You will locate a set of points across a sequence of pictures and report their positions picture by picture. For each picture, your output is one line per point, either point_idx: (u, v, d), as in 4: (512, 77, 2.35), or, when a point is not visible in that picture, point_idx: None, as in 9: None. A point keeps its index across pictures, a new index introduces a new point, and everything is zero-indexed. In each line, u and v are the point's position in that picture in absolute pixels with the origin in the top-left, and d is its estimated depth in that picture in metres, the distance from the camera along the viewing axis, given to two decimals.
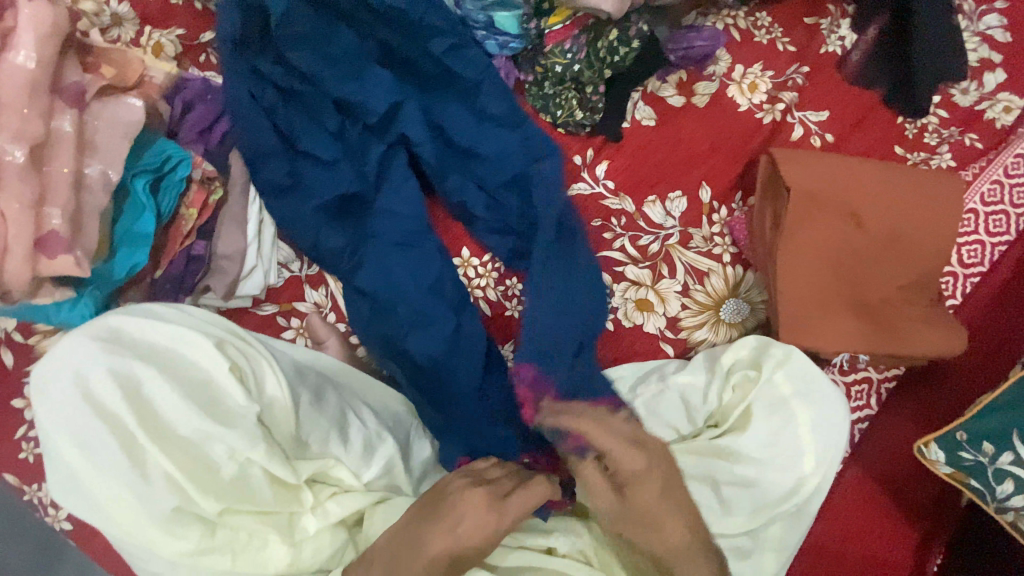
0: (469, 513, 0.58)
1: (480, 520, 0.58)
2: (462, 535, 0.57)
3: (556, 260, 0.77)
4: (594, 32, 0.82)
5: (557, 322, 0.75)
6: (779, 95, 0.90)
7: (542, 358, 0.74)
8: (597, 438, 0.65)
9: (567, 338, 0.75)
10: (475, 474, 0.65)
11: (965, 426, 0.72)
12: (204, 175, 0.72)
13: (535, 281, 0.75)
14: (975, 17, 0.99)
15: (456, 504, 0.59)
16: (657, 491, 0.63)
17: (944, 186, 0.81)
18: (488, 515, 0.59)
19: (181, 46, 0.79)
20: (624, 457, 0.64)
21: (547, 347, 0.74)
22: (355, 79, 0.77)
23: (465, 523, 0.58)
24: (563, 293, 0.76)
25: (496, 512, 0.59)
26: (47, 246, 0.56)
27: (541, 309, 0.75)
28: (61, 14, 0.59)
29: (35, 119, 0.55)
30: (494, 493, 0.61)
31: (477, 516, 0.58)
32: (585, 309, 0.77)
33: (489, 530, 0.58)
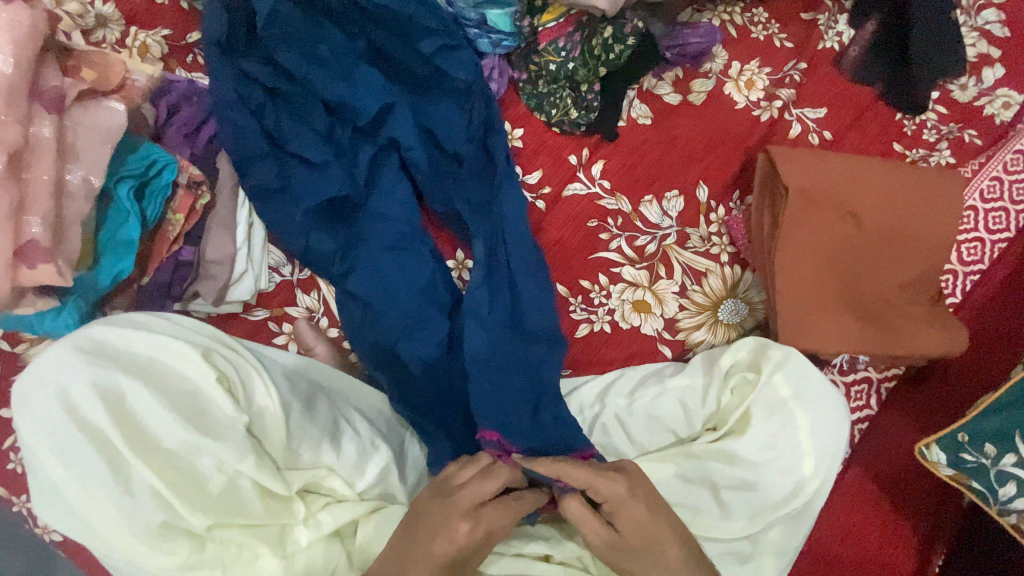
0: (443, 526, 0.55)
1: (453, 531, 0.55)
2: (440, 549, 0.54)
3: (501, 320, 0.74)
4: (589, 29, 0.80)
5: (504, 387, 0.72)
6: (776, 92, 0.89)
7: (502, 422, 0.70)
8: (568, 473, 0.61)
9: (517, 398, 0.72)
10: (445, 481, 0.60)
11: (967, 427, 0.71)
12: (192, 178, 0.70)
13: (477, 345, 0.72)
14: (974, 12, 0.98)
15: (432, 515, 0.56)
16: (645, 510, 0.60)
17: (944, 183, 0.80)
18: (463, 526, 0.55)
19: (167, 47, 0.77)
20: (604, 487, 0.60)
21: (503, 413, 0.71)
22: (345, 81, 0.75)
23: (441, 536, 0.54)
24: (510, 351, 0.73)
25: (469, 523, 0.55)
26: (28, 255, 0.55)
27: (483, 375, 0.71)
28: (40, 16, 0.57)
29: (14, 126, 0.54)
30: (468, 501, 0.57)
31: (451, 529, 0.55)
32: (535, 359, 0.73)
33: (464, 541, 0.55)
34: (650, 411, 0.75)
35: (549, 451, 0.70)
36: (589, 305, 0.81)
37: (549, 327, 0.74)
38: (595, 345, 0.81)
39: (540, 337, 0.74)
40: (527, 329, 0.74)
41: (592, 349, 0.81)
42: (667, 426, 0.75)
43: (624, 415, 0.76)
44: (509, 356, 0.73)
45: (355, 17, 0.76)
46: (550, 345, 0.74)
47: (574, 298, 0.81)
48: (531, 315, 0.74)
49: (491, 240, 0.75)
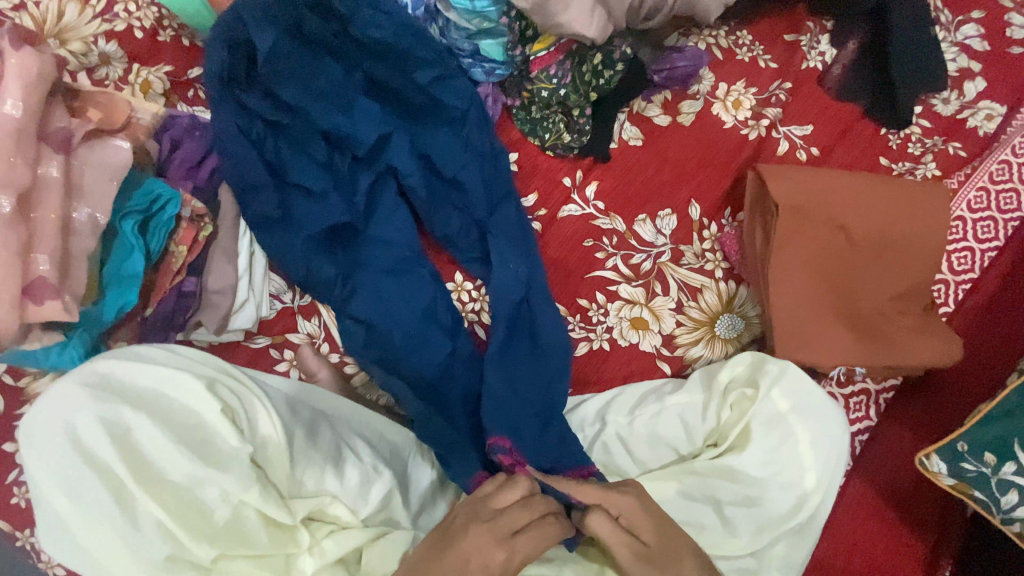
0: (477, 552, 0.54)
1: (488, 559, 0.53)
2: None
3: (520, 331, 0.77)
4: (579, 56, 0.82)
5: (520, 395, 0.74)
6: (763, 111, 0.91)
7: (513, 430, 0.72)
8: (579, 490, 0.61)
9: (529, 411, 0.74)
10: (481, 504, 0.59)
11: (965, 436, 0.72)
12: (195, 213, 0.72)
13: (498, 351, 0.75)
14: (953, 27, 1.02)
15: (464, 541, 0.54)
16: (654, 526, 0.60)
17: (932, 195, 0.82)
18: (498, 553, 0.54)
19: (170, 82, 0.79)
20: (618, 501, 0.61)
21: (515, 420, 0.73)
22: (343, 112, 0.78)
23: (475, 562, 0.53)
24: (524, 363, 0.76)
25: (506, 551, 0.54)
26: (36, 292, 0.56)
27: (501, 382, 0.74)
28: (47, 61, 0.59)
29: (22, 167, 0.55)
30: (506, 528, 0.56)
31: (487, 555, 0.53)
32: (551, 373, 0.76)
33: (498, 570, 0.53)
34: (652, 429, 0.76)
35: (555, 467, 0.72)
36: (587, 323, 0.82)
37: (561, 337, 0.77)
38: (595, 365, 0.82)
39: (549, 350, 0.77)
40: (536, 341, 0.77)
41: (591, 369, 0.81)
42: (669, 444, 0.75)
43: (625, 434, 0.76)
44: (527, 366, 0.76)
45: (352, 51, 0.79)
46: (562, 355, 0.77)
47: (572, 318, 0.82)
48: (544, 325, 0.77)
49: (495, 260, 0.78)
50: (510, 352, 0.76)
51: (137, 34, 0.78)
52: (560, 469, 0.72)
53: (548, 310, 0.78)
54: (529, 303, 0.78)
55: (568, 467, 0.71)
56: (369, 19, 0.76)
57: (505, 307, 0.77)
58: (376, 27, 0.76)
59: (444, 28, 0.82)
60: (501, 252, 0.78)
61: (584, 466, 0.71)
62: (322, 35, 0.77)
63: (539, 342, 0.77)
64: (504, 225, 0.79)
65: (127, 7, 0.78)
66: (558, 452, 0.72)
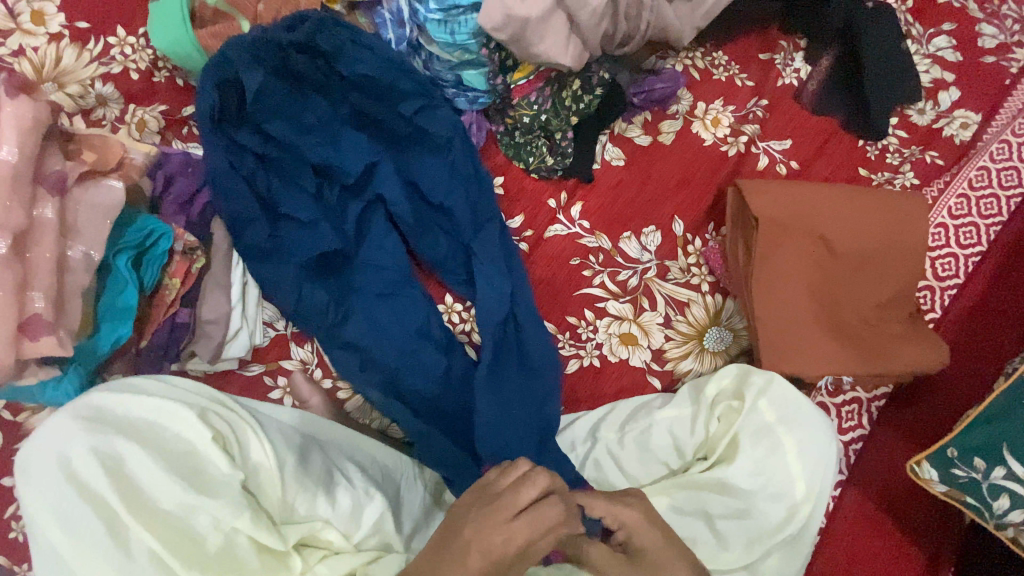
0: (474, 537, 0.50)
1: (486, 544, 0.49)
2: (473, 564, 0.48)
3: (508, 356, 0.78)
4: (558, 83, 0.86)
5: (509, 417, 0.75)
6: (741, 128, 0.94)
7: (511, 452, 0.73)
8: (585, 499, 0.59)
9: (524, 430, 0.75)
10: (483, 489, 0.54)
11: (955, 442, 0.72)
12: (187, 245, 0.74)
13: (489, 374, 0.76)
14: (925, 40, 1.04)
15: (462, 531, 0.50)
16: (661, 537, 0.59)
17: (909, 205, 0.83)
18: (497, 536, 0.49)
19: (164, 121, 0.82)
20: (621, 514, 0.59)
21: (506, 441, 0.74)
22: (330, 144, 0.81)
23: (474, 549, 0.49)
24: (516, 383, 0.77)
25: (505, 534, 0.49)
26: (30, 329, 0.58)
27: (493, 409, 0.74)
28: (42, 107, 0.62)
29: (18, 210, 0.57)
30: (504, 510, 0.51)
31: (485, 540, 0.49)
32: (541, 394, 0.77)
33: (500, 555, 0.49)
34: (644, 442, 0.76)
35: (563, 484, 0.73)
36: (577, 340, 0.83)
37: (547, 351, 0.78)
38: (585, 382, 0.83)
39: (539, 366, 0.78)
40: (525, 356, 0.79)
41: (582, 386, 0.83)
42: (661, 457, 0.76)
43: (617, 448, 0.77)
44: (516, 388, 0.77)
45: (339, 86, 0.82)
46: (551, 370, 0.78)
47: (562, 335, 0.83)
48: (531, 342, 0.79)
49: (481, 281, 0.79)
50: (500, 373, 0.77)
51: (133, 76, 0.81)
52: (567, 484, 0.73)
53: (534, 326, 0.79)
54: (514, 320, 0.80)
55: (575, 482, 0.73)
56: (354, 56, 0.79)
57: (492, 326, 0.78)
58: (360, 63, 0.79)
59: (428, 61, 0.85)
60: (489, 273, 0.80)
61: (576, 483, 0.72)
62: (309, 74, 0.80)
63: (527, 358, 0.79)
64: (490, 247, 0.81)
65: (123, 50, 0.82)
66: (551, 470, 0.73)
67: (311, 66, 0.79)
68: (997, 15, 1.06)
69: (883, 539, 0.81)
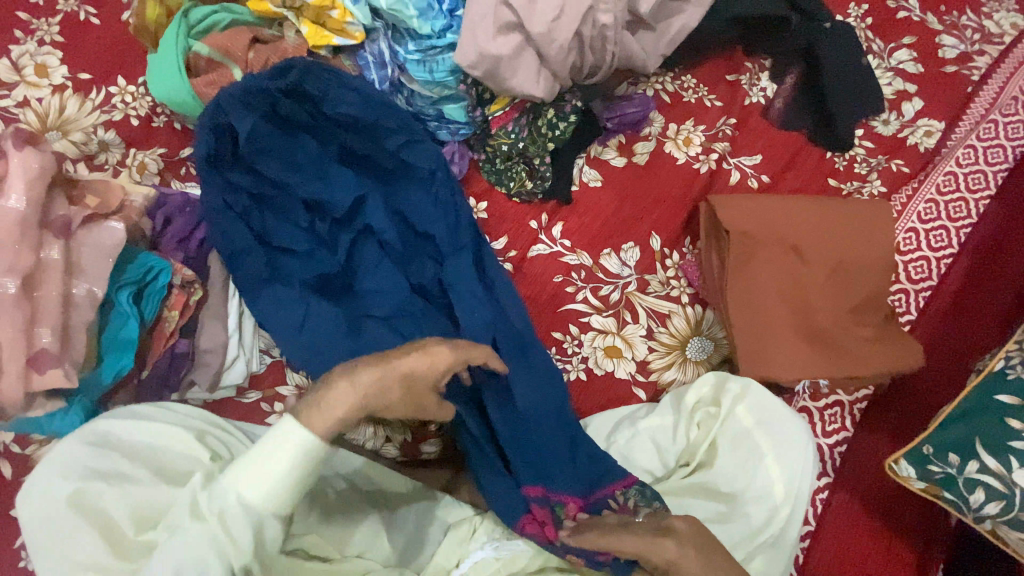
0: (426, 345, 0.63)
1: (435, 350, 0.62)
2: (423, 360, 0.61)
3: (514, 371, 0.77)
4: (533, 112, 0.91)
5: (536, 428, 0.76)
6: (712, 146, 0.98)
7: (544, 476, 0.75)
8: (620, 546, 0.64)
9: (558, 438, 0.76)
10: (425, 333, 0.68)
11: (929, 439, 0.74)
12: (184, 279, 0.78)
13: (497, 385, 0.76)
14: (886, 54, 1.09)
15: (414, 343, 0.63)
16: (696, 552, 0.62)
17: (865, 210, 0.88)
18: (444, 347, 0.63)
19: (163, 162, 0.87)
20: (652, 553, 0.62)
21: (540, 455, 0.75)
22: (319, 180, 0.86)
23: (425, 352, 0.62)
24: (533, 397, 0.77)
25: (450, 346, 0.64)
26: (38, 363, 0.61)
27: (516, 418, 0.76)
28: (47, 157, 0.66)
29: (26, 253, 0.61)
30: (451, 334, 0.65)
31: (435, 346, 0.63)
32: (558, 397, 0.79)
33: (442, 361, 0.62)
34: (631, 454, 0.79)
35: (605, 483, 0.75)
36: (563, 355, 0.87)
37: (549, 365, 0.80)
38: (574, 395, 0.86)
39: (550, 374, 0.80)
40: (534, 367, 0.79)
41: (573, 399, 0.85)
42: (646, 465, 0.79)
43: None
44: (531, 396, 0.77)
45: (325, 126, 0.86)
46: (558, 384, 0.79)
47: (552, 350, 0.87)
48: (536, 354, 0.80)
49: (480, 300, 0.81)
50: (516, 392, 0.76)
51: (133, 123, 0.86)
52: (604, 481, 0.75)
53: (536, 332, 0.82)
54: (519, 331, 0.81)
55: (608, 482, 0.75)
56: (337, 98, 0.83)
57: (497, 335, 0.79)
58: (344, 104, 0.83)
59: (410, 97, 0.90)
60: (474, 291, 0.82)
61: (602, 489, 0.75)
62: (296, 116, 0.85)
63: (536, 366, 0.79)
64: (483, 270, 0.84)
65: (123, 98, 0.87)
66: (579, 476, 0.76)
67: (299, 110, 0.84)
68: (956, 26, 1.11)
69: (874, 537, 0.83)
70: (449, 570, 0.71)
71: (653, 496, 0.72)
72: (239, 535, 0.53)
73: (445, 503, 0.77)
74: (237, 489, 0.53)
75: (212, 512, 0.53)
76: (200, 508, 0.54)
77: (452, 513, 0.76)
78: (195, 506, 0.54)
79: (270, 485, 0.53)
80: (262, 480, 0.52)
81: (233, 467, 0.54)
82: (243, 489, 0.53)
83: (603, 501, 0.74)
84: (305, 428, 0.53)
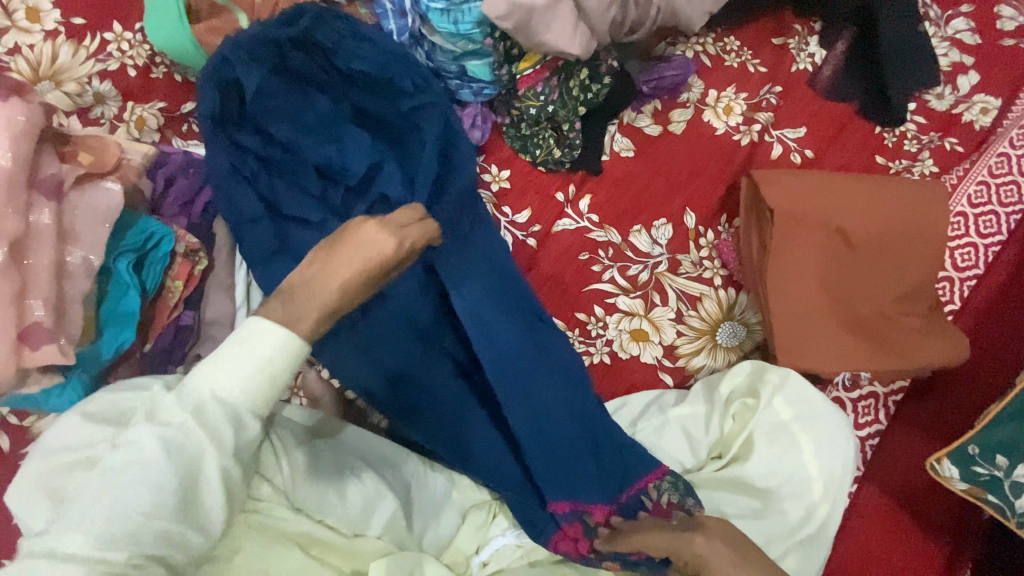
0: (366, 238, 0.50)
1: (380, 243, 0.50)
2: (366, 261, 0.49)
3: (531, 359, 0.74)
4: (565, 72, 0.83)
5: (557, 426, 0.73)
6: (754, 116, 0.91)
7: (571, 483, 0.72)
8: (648, 543, 0.63)
9: (578, 435, 0.73)
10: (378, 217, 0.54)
11: (976, 439, 0.70)
12: (189, 247, 0.73)
13: (510, 389, 0.72)
14: (943, 22, 1.01)
15: (353, 236, 0.50)
16: (726, 546, 0.59)
17: (915, 190, 0.81)
18: (388, 240, 0.50)
19: (164, 118, 0.83)
20: (682, 548, 0.60)
21: (560, 454, 0.72)
22: (334, 143, 0.81)
23: (371, 251, 0.49)
24: (551, 391, 0.74)
25: (397, 239, 0.51)
26: (31, 337, 0.57)
27: (528, 419, 0.72)
28: (36, 109, 0.59)
29: (14, 217, 0.56)
30: (397, 220, 0.52)
31: (377, 241, 0.50)
32: (582, 397, 0.74)
33: (392, 254, 0.50)
34: (665, 444, 0.77)
35: (633, 479, 0.72)
36: (586, 337, 0.82)
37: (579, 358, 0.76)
38: (595, 377, 0.81)
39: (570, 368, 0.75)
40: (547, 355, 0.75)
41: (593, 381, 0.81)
42: (678, 455, 0.77)
43: None
44: (557, 401, 0.73)
45: (338, 83, 0.81)
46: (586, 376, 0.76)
47: (573, 332, 0.82)
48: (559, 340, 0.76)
49: (503, 277, 0.77)
50: (552, 394, 0.73)
51: (130, 72, 0.80)
52: (634, 472, 0.72)
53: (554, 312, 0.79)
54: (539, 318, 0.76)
55: (641, 473, 0.72)
56: (352, 50, 0.77)
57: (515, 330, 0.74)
58: (359, 57, 0.77)
59: (431, 51, 0.82)
60: (484, 278, 0.76)
61: (632, 485, 0.72)
62: (308, 70, 0.79)
63: (557, 358, 0.75)
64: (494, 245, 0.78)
65: (120, 45, 0.79)
66: (614, 472, 0.73)
67: (309, 63, 0.78)
68: None
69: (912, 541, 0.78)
70: (470, 556, 0.71)
71: (686, 491, 0.70)
72: (213, 432, 0.43)
73: (464, 485, 0.75)
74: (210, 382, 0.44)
75: (184, 410, 0.43)
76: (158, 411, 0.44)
77: (471, 497, 0.75)
78: (154, 410, 0.44)
79: (256, 375, 0.44)
80: (235, 374, 0.44)
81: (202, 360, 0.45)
82: (220, 381, 0.43)
83: (636, 501, 0.72)
84: (278, 328, 0.45)
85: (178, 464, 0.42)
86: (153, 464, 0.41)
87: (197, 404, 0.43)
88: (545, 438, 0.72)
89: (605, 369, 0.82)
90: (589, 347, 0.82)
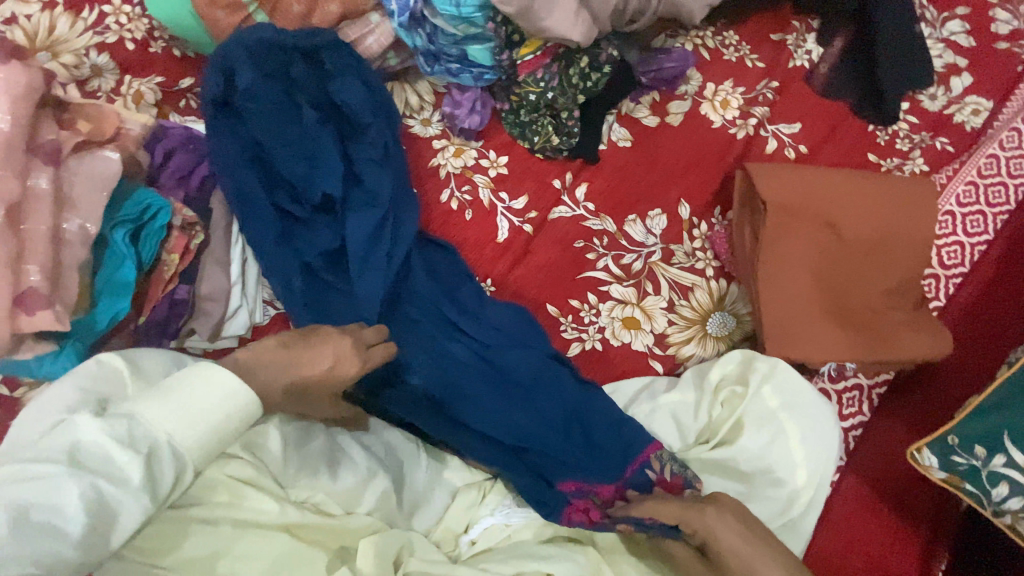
0: (335, 352, 0.59)
1: (347, 361, 0.59)
2: (327, 376, 0.58)
3: (518, 345, 0.77)
4: (566, 59, 0.84)
5: (539, 417, 0.75)
6: (750, 110, 0.92)
7: (560, 466, 0.73)
8: (659, 512, 0.64)
9: (563, 422, 0.75)
10: (354, 331, 0.63)
11: (954, 429, 0.72)
12: (186, 220, 0.73)
13: (471, 412, 0.74)
14: (939, 24, 1.02)
15: (324, 346, 0.58)
16: (738, 522, 0.62)
17: (901, 188, 0.83)
18: (353, 366, 0.60)
19: (161, 93, 0.81)
20: (695, 518, 0.63)
21: (547, 444, 0.74)
22: (305, 160, 0.76)
23: (336, 366, 0.59)
24: (531, 388, 0.76)
25: (363, 361, 0.61)
26: (27, 303, 0.56)
27: (502, 419, 0.74)
28: (35, 74, 0.60)
29: (13, 179, 0.56)
30: (365, 341, 0.62)
31: (344, 364, 0.59)
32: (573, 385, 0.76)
33: (352, 377, 0.60)
34: (659, 428, 0.78)
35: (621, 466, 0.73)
36: (579, 323, 0.82)
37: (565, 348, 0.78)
38: (588, 364, 0.82)
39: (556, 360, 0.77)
40: (533, 342, 0.77)
41: (587, 367, 0.82)
42: (670, 436, 0.78)
43: None
44: (538, 398, 0.75)
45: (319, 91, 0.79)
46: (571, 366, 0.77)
47: (565, 319, 0.82)
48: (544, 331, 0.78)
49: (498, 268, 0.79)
50: (524, 385, 0.76)
51: (128, 45, 0.79)
52: (627, 456, 0.73)
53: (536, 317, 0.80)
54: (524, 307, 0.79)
55: (636, 454, 0.73)
56: (345, 84, 0.77)
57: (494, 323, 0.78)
58: (345, 91, 0.77)
59: (432, 33, 0.81)
60: (470, 285, 0.80)
61: (631, 466, 0.73)
62: (297, 74, 0.77)
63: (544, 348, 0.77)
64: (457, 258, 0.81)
65: (118, 19, 0.79)
66: (605, 456, 0.73)
67: (309, 75, 0.78)
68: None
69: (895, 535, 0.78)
70: (458, 535, 0.72)
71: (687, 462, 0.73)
72: (156, 484, 0.45)
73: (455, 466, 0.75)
74: (165, 425, 0.46)
75: (139, 450, 0.44)
76: (87, 450, 0.44)
77: (460, 477, 0.75)
78: (83, 444, 0.44)
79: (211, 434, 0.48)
80: (196, 422, 0.47)
81: (166, 399, 0.47)
82: (179, 428, 0.46)
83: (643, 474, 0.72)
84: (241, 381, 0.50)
85: (95, 515, 0.42)
86: (62, 510, 0.41)
87: (148, 445, 0.45)
88: (532, 416, 0.74)
89: (596, 359, 0.82)
90: (586, 334, 0.82)
